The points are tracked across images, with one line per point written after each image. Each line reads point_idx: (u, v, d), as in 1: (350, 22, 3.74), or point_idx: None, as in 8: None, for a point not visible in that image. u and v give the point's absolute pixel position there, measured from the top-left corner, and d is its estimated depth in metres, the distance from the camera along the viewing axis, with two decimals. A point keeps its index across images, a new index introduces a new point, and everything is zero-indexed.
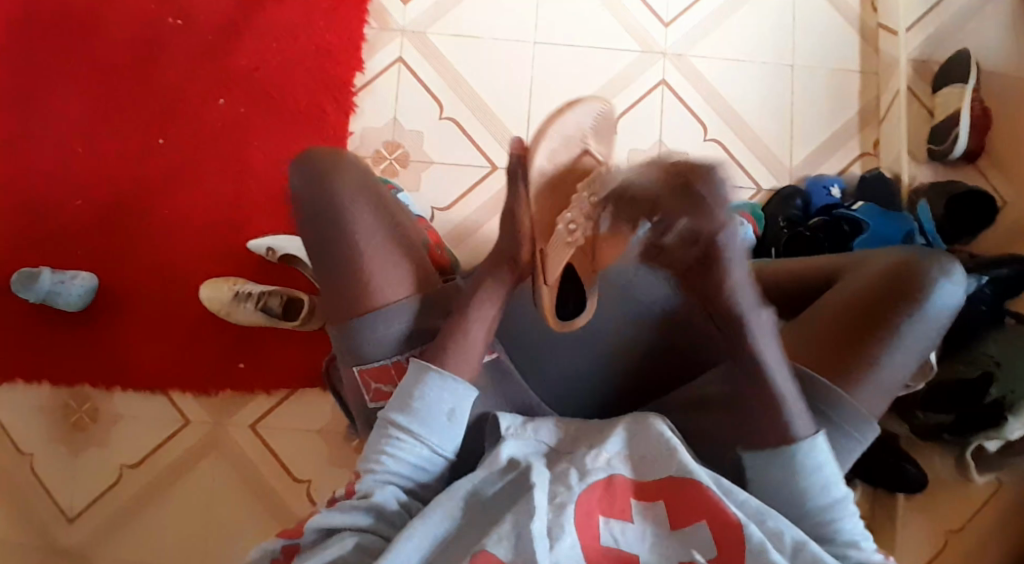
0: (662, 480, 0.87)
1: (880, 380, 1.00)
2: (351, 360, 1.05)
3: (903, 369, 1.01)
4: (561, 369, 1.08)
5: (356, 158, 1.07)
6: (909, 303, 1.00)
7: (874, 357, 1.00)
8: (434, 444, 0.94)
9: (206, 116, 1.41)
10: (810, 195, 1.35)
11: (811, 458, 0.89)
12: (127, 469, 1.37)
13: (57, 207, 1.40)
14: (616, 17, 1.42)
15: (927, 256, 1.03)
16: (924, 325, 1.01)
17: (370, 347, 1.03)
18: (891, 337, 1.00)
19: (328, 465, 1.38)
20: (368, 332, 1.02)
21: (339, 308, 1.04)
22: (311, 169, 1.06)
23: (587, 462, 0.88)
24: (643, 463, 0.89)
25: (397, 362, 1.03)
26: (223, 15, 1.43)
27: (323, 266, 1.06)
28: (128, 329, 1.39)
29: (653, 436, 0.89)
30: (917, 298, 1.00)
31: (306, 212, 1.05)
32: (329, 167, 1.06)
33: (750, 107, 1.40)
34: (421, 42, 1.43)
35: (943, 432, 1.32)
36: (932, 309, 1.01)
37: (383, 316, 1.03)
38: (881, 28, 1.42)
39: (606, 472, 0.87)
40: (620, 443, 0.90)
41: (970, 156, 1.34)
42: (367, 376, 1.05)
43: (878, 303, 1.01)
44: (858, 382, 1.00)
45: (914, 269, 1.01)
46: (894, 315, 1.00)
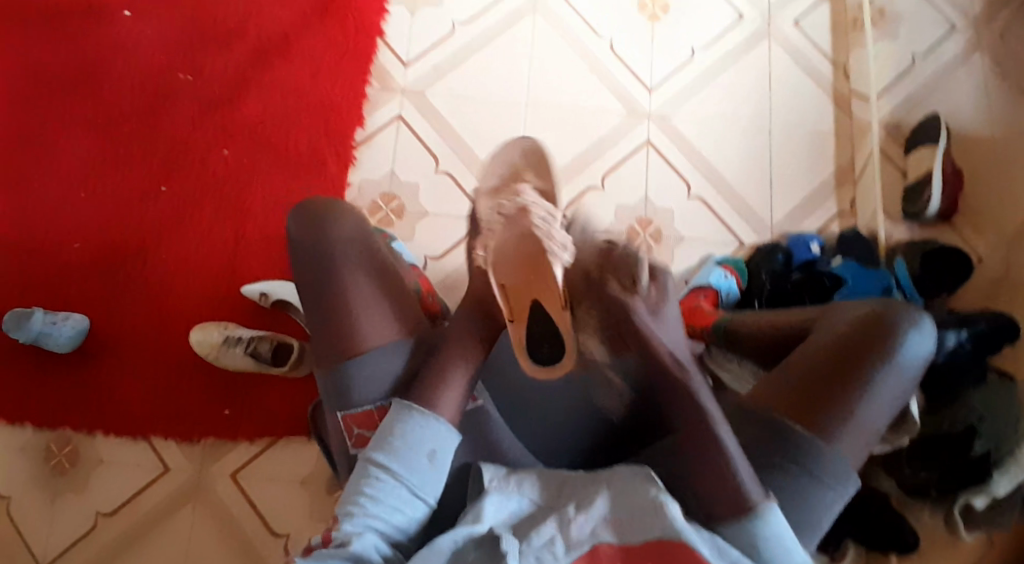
0: (649, 541, 0.87)
1: (859, 427, 1.01)
2: (337, 405, 1.05)
3: (880, 417, 1.03)
4: (545, 420, 1.08)
5: (351, 209, 1.12)
6: (882, 349, 1.03)
7: (850, 402, 1.01)
8: (413, 486, 0.95)
9: (210, 166, 1.46)
10: (792, 251, 1.38)
11: (768, 526, 0.88)
12: (102, 516, 1.35)
13: (57, 251, 1.42)
14: (603, 82, 1.49)
15: (891, 308, 1.07)
16: (897, 372, 1.03)
17: (353, 390, 1.04)
18: (864, 382, 1.02)
19: (309, 515, 1.37)
20: (355, 373, 1.04)
21: (328, 348, 1.06)
22: (307, 213, 1.11)
23: (572, 530, 0.88)
24: (628, 524, 0.88)
25: (380, 408, 1.04)
26: (234, 74, 1.50)
27: (315, 310, 1.07)
28: (116, 372, 1.39)
29: (642, 495, 0.89)
30: (885, 348, 1.03)
31: (307, 258, 1.08)
32: (326, 214, 1.11)
33: (733, 168, 1.46)
34: (419, 101, 1.48)
35: (930, 487, 1.32)
36: (904, 356, 1.03)
37: (370, 358, 1.05)
38: (853, 93, 1.50)
39: (590, 544, 0.87)
40: (605, 506, 0.90)
41: (944, 215, 1.39)
42: (351, 422, 1.05)
43: (852, 348, 1.04)
44: (838, 428, 1.00)
45: (884, 318, 1.05)
46: (868, 360, 1.03)
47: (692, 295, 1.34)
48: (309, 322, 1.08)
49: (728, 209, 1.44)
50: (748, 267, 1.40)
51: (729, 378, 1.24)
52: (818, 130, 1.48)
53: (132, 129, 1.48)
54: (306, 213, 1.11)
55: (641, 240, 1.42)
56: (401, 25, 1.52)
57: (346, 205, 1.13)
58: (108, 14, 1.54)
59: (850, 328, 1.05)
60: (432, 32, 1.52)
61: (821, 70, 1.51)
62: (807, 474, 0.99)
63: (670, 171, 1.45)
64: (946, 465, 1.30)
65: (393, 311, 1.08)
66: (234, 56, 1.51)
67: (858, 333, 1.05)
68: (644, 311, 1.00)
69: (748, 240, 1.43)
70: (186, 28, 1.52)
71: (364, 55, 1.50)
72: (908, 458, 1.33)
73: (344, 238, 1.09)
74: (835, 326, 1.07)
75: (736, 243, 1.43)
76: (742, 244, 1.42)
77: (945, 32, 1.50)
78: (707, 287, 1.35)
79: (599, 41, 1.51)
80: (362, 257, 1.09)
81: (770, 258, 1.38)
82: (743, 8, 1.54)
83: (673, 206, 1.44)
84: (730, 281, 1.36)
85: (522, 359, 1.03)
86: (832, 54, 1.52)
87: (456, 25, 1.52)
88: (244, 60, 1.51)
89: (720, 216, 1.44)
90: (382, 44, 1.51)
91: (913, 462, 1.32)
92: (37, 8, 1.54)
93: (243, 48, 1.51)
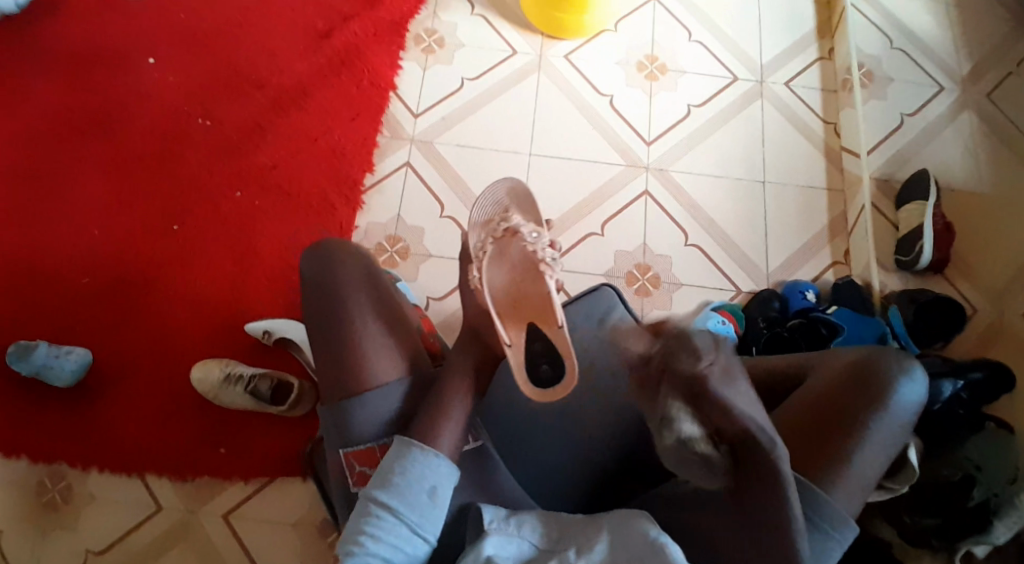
0: None
1: (854, 476, 1.02)
2: (339, 442, 1.05)
3: (875, 464, 1.03)
4: (536, 457, 1.09)
5: (362, 251, 1.13)
6: (874, 396, 1.04)
7: (845, 450, 1.02)
8: (414, 523, 0.94)
9: (221, 208, 1.49)
10: (787, 299, 1.43)
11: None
12: (92, 555, 1.33)
13: (64, 286, 1.44)
14: (604, 136, 1.55)
15: (886, 357, 1.07)
16: (890, 420, 1.03)
17: (356, 429, 1.04)
18: (858, 429, 1.03)
19: (299, 560, 1.35)
20: (357, 412, 1.04)
21: (331, 387, 1.06)
22: (318, 254, 1.13)
23: None
24: None
25: (381, 444, 1.04)
26: (249, 122, 1.55)
27: (323, 346, 1.08)
28: (115, 407, 1.39)
29: (641, 538, 0.90)
30: (879, 395, 1.04)
31: (316, 295, 1.10)
32: (336, 255, 1.12)
33: (729, 220, 1.50)
34: (427, 150, 1.54)
35: (931, 537, 1.27)
36: (897, 404, 1.04)
37: (373, 397, 1.04)
38: (844, 150, 1.55)
39: None
40: (605, 551, 0.90)
41: (936, 267, 1.42)
42: (352, 458, 1.04)
43: (844, 396, 1.04)
44: (835, 477, 1.01)
45: (874, 366, 1.05)
46: (861, 407, 1.03)
47: None
48: (316, 357, 1.09)
49: (725, 258, 1.48)
50: (745, 315, 1.42)
51: None
52: (810, 185, 1.53)
53: (146, 170, 1.51)
54: (316, 254, 1.12)
55: (640, 286, 1.45)
56: (412, 81, 1.59)
57: (357, 246, 1.14)
58: (129, 59, 1.59)
59: (842, 375, 1.06)
60: (441, 88, 1.58)
61: (814, 129, 1.58)
62: (807, 521, 0.99)
63: (668, 221, 1.50)
64: (947, 515, 1.26)
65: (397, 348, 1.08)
66: (250, 104, 1.56)
67: (851, 381, 1.06)
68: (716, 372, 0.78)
69: (745, 287, 1.46)
70: (205, 76, 1.58)
71: (375, 107, 1.56)
72: (908, 505, 1.28)
73: (351, 278, 1.10)
74: (829, 374, 1.08)
75: (733, 290, 1.46)
76: (739, 292, 1.46)
77: (933, 93, 1.56)
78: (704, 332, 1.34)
79: (600, 98, 1.58)
80: (370, 296, 1.10)
81: (765, 307, 1.41)
82: (737, 70, 1.62)
83: (671, 253, 1.48)
84: (727, 326, 1.37)
85: (523, 382, 0.98)
86: (823, 115, 1.59)
87: (465, 81, 1.59)
88: (259, 108, 1.56)
89: (718, 264, 1.48)
90: (394, 98, 1.58)
91: (913, 511, 1.27)
92: (60, 51, 1.58)
93: (259, 96, 1.56)
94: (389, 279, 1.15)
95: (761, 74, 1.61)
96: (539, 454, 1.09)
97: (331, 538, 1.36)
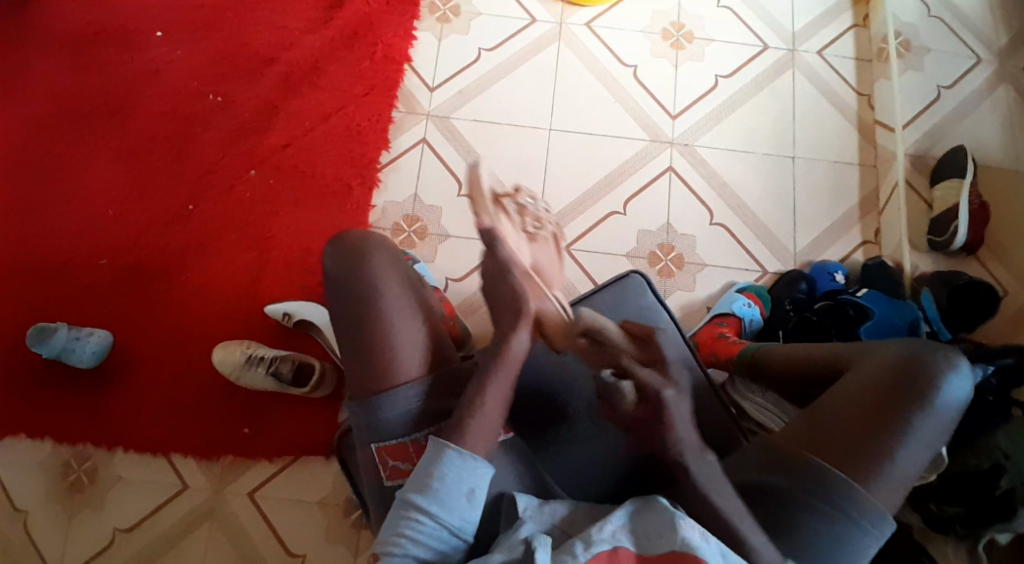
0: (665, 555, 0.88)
1: (893, 475, 0.97)
2: (369, 438, 1.01)
3: (915, 463, 0.98)
4: (571, 457, 1.08)
5: (389, 242, 1.05)
6: (917, 395, 0.98)
7: (884, 447, 0.97)
8: (454, 526, 0.92)
9: (236, 187, 1.47)
10: (814, 279, 1.39)
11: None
12: (120, 534, 1.35)
13: (82, 268, 1.43)
14: (627, 110, 1.50)
15: (931, 349, 1.01)
16: (933, 419, 0.98)
17: (387, 425, 1.00)
18: (898, 428, 0.98)
19: (324, 540, 1.35)
20: (387, 410, 1.00)
21: (359, 384, 1.01)
22: (344, 248, 1.05)
23: (592, 533, 0.89)
24: (646, 539, 0.90)
25: (415, 440, 1.00)
26: (262, 96, 1.51)
27: (351, 344, 1.02)
28: (136, 389, 1.39)
29: (658, 514, 0.90)
30: (925, 391, 0.98)
31: (342, 291, 1.02)
32: (364, 249, 1.04)
33: (755, 198, 1.46)
34: (444, 126, 1.50)
35: (955, 524, 1.23)
36: (941, 403, 0.99)
37: (403, 396, 1.00)
38: (877, 123, 1.50)
39: (610, 544, 0.88)
40: (624, 518, 0.91)
41: (969, 248, 1.37)
42: (386, 454, 1.00)
43: (886, 393, 0.99)
44: (873, 473, 0.97)
45: (919, 362, 1.00)
46: (905, 403, 0.98)
47: (714, 323, 1.34)
48: (344, 356, 1.03)
49: (750, 237, 1.44)
50: (771, 297, 1.39)
51: (754, 410, 1.22)
52: (841, 161, 1.49)
53: (161, 148, 1.49)
54: (342, 247, 1.04)
55: (663, 267, 1.43)
56: (427, 53, 1.54)
57: (381, 235, 1.07)
58: (136, 34, 1.55)
59: (888, 369, 1.01)
60: (458, 60, 1.53)
61: (845, 101, 1.52)
62: (842, 516, 0.96)
63: (692, 199, 1.46)
64: (971, 502, 1.21)
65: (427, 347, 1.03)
66: (262, 78, 1.52)
67: (897, 374, 1.00)
68: (673, 392, 0.93)
69: (771, 268, 1.43)
70: (215, 50, 1.54)
71: (390, 81, 1.52)
72: (933, 494, 1.25)
73: (382, 275, 1.03)
74: (873, 365, 1.03)
75: (758, 271, 1.43)
76: (764, 273, 1.42)
77: (970, 65, 1.48)
78: (729, 315, 1.34)
79: (622, 70, 1.52)
80: (402, 291, 1.03)
81: (792, 288, 1.38)
82: (767, 38, 1.55)
83: (695, 233, 1.45)
84: (754, 310, 1.36)
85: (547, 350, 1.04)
86: (856, 86, 1.53)
87: (482, 53, 1.54)
88: (272, 82, 1.52)
89: (743, 244, 1.44)
90: (409, 71, 1.53)
91: (938, 499, 1.24)
92: (67, 28, 1.55)
93: (271, 70, 1.52)
94: (416, 274, 1.08)
95: (791, 42, 1.55)
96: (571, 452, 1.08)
97: (354, 517, 1.36)
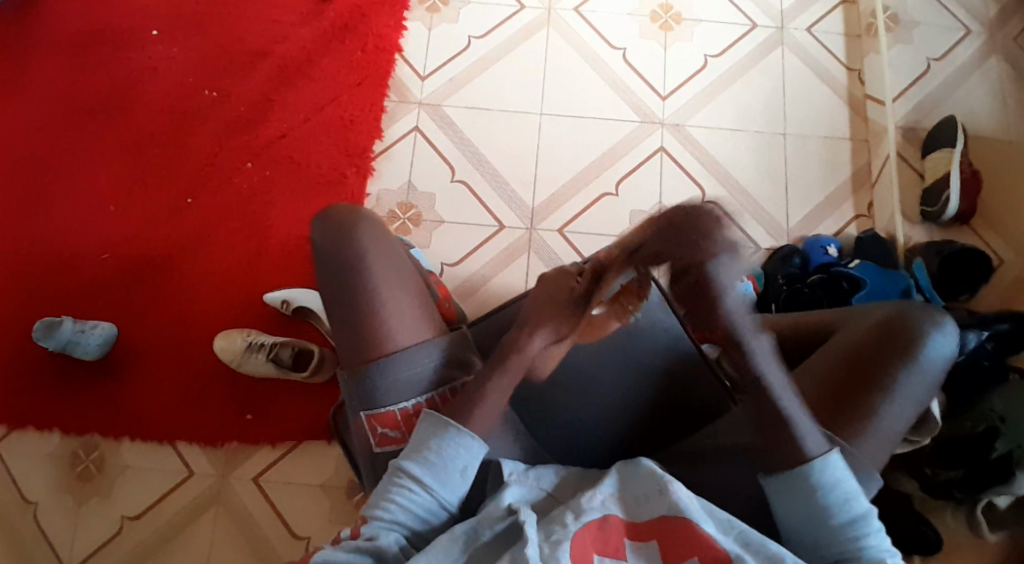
0: (654, 521, 0.88)
1: (880, 431, 0.98)
2: (360, 406, 1.02)
3: (902, 420, 0.99)
4: (564, 420, 1.08)
5: (373, 215, 1.07)
6: (903, 352, 0.98)
7: (869, 405, 0.97)
8: (444, 499, 0.93)
9: (233, 179, 1.49)
10: (808, 254, 1.38)
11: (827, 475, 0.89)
12: (128, 520, 1.36)
13: (85, 261, 1.46)
14: (616, 92, 1.52)
15: (918, 308, 1.01)
16: (919, 376, 0.98)
17: (380, 393, 1.00)
18: (884, 384, 0.98)
19: (328, 521, 1.36)
20: (379, 378, 1.00)
21: (351, 354, 1.02)
22: (331, 222, 1.06)
23: (582, 502, 0.89)
24: (637, 504, 0.90)
25: (405, 410, 1.01)
26: (256, 90, 1.54)
27: (343, 316, 1.03)
28: (140, 380, 1.41)
29: (646, 477, 0.92)
30: (910, 347, 0.98)
31: (330, 265, 1.04)
32: (351, 223, 1.05)
33: (748, 174, 1.47)
34: (437, 114, 1.52)
35: (953, 489, 1.22)
36: (925, 360, 0.99)
37: (394, 363, 1.00)
38: (868, 98, 1.50)
39: (600, 512, 0.89)
40: (613, 485, 0.92)
41: (963, 217, 1.37)
42: (375, 422, 1.02)
43: (870, 352, 1.00)
44: (860, 430, 0.97)
45: (905, 319, 1.00)
46: (890, 360, 0.98)
47: None
48: (336, 328, 1.04)
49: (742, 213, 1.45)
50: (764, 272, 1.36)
51: None
52: (833, 135, 1.49)
53: (159, 142, 1.52)
54: (330, 223, 1.05)
55: None
56: (418, 43, 1.56)
57: (365, 208, 1.08)
58: (134, 33, 1.59)
59: (873, 328, 1.01)
60: (448, 49, 1.56)
61: (835, 76, 1.53)
62: None
63: (684, 176, 1.47)
64: (969, 466, 1.20)
65: (419, 317, 1.04)
66: (256, 72, 1.55)
67: (880, 332, 1.01)
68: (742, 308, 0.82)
69: (765, 244, 1.43)
70: (210, 47, 1.57)
71: (381, 70, 1.54)
72: (930, 458, 1.23)
73: (368, 246, 1.04)
74: (860, 326, 1.03)
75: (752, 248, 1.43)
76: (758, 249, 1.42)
77: (959, 38, 1.49)
78: None
79: (611, 53, 1.54)
80: (389, 261, 1.04)
81: (785, 263, 1.36)
82: (756, 17, 1.56)
83: None
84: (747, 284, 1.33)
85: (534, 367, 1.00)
86: (846, 61, 1.54)
87: (471, 40, 1.56)
88: (265, 75, 1.55)
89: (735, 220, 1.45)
90: (400, 61, 1.56)
91: (934, 463, 1.23)
92: (67, 30, 1.59)
93: (264, 63, 1.56)
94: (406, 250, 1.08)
95: (780, 20, 1.56)
96: (558, 417, 1.08)
97: (356, 499, 1.37)
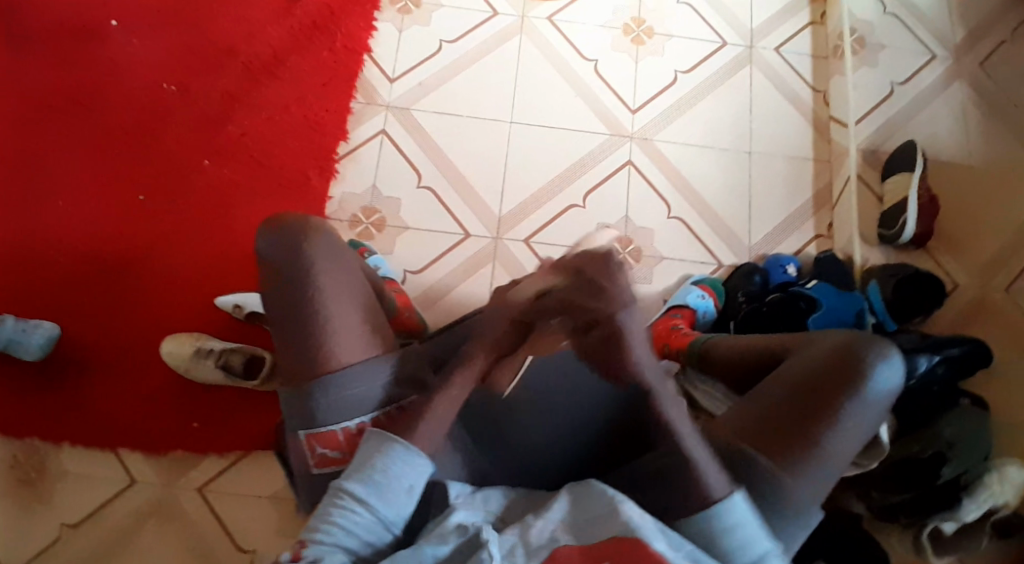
0: (608, 541, 0.85)
1: (822, 461, 0.97)
2: (300, 424, 0.98)
3: (846, 450, 0.99)
4: (518, 443, 1.03)
5: (325, 228, 1.05)
6: (850, 382, 0.99)
7: (814, 434, 0.97)
8: (389, 519, 0.89)
9: (188, 176, 1.44)
10: (767, 272, 1.40)
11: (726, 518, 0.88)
12: (67, 529, 1.30)
13: (28, 255, 1.40)
14: (587, 103, 1.51)
15: (867, 340, 1.03)
16: (864, 407, 0.99)
17: (321, 412, 0.97)
18: (829, 414, 0.98)
19: (275, 533, 1.32)
20: (321, 396, 0.97)
21: (294, 369, 0.99)
22: (278, 233, 1.03)
23: (531, 534, 0.86)
24: (585, 527, 0.87)
25: (347, 429, 0.97)
26: (216, 86, 1.49)
27: (288, 330, 1.00)
28: (84, 382, 1.36)
29: (595, 496, 0.88)
30: (857, 379, 0.99)
31: (278, 277, 1.01)
32: (299, 234, 1.03)
33: (713, 191, 1.48)
34: (404, 118, 1.49)
35: (900, 513, 1.25)
36: (872, 391, 0.99)
37: (338, 381, 0.97)
38: (832, 120, 1.52)
39: (549, 548, 0.85)
40: (562, 510, 0.89)
41: (919, 242, 1.39)
42: (315, 442, 0.98)
43: (818, 383, 1.00)
44: (804, 460, 0.97)
45: (855, 351, 1.01)
46: (837, 391, 0.99)
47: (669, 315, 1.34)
48: (280, 342, 1.01)
49: (704, 227, 1.46)
50: (725, 288, 1.40)
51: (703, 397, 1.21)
52: (796, 155, 1.51)
53: (111, 134, 1.46)
54: (279, 233, 1.03)
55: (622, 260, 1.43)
56: (387, 45, 1.53)
57: (316, 221, 1.06)
58: (89, 20, 1.53)
59: (825, 358, 1.02)
60: (419, 52, 1.53)
61: (801, 96, 1.54)
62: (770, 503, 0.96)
63: (651, 191, 1.47)
64: (916, 491, 1.23)
65: (366, 334, 1.01)
66: (217, 66, 1.50)
67: (830, 362, 1.02)
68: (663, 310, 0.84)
69: (726, 260, 1.44)
70: (170, 38, 1.52)
71: (349, 71, 1.51)
72: (878, 482, 1.25)
73: (318, 260, 1.02)
74: (812, 355, 1.04)
75: (714, 264, 1.44)
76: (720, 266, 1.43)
77: (923, 64, 1.52)
78: (685, 306, 1.35)
79: (585, 64, 1.53)
80: (339, 275, 1.02)
81: (747, 280, 1.38)
82: (726, 34, 1.57)
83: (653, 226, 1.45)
84: (707, 302, 1.36)
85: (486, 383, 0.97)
86: (811, 82, 1.55)
87: (443, 44, 1.53)
88: (227, 70, 1.50)
89: (696, 233, 1.45)
90: (369, 62, 1.52)
91: (883, 488, 1.25)
92: (16, 13, 1.52)
93: (226, 58, 1.51)
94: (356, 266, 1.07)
95: (750, 38, 1.57)
96: (515, 436, 1.03)
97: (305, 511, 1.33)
